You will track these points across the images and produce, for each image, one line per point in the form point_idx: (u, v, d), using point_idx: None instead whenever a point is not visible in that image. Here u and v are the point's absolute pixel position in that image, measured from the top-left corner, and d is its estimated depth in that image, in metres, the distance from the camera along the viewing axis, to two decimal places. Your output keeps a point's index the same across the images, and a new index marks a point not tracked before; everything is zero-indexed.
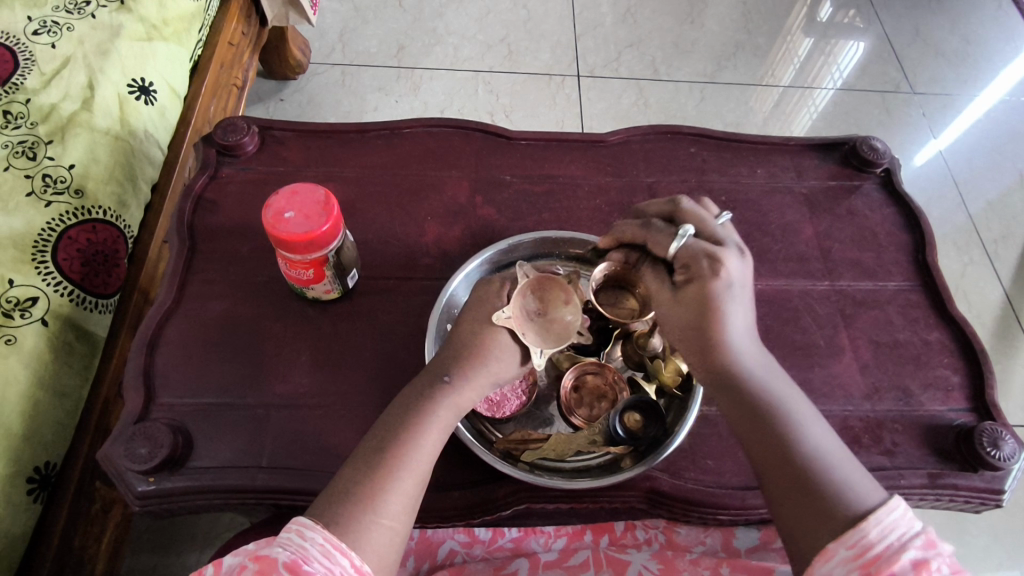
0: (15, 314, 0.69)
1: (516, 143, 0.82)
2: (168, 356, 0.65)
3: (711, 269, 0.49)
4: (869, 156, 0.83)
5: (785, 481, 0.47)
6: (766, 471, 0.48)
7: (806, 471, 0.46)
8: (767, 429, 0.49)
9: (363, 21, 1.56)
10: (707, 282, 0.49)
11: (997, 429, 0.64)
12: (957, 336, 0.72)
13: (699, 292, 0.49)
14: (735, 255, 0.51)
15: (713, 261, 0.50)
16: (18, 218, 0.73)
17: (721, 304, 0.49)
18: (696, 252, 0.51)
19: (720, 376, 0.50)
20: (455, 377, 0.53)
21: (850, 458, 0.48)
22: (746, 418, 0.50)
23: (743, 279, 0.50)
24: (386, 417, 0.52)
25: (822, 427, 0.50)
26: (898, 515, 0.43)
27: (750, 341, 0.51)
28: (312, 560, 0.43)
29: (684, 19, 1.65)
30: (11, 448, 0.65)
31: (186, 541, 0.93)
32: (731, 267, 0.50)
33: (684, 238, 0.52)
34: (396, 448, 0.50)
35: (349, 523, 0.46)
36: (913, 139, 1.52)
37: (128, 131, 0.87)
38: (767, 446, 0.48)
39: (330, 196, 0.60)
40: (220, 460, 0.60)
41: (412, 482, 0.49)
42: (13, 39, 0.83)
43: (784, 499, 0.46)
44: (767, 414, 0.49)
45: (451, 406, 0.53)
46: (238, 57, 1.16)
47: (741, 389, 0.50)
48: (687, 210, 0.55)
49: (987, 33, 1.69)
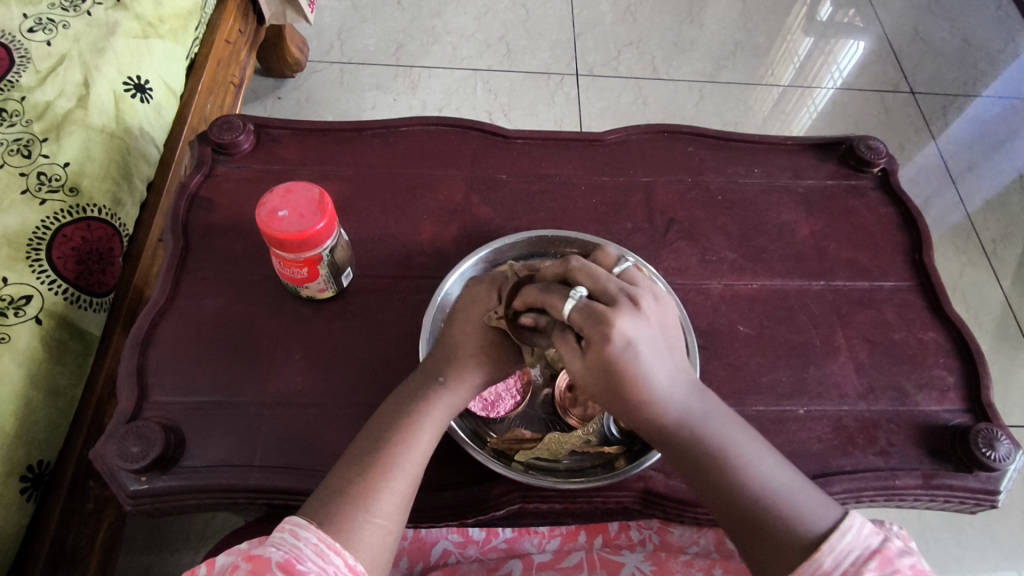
0: (8, 312, 0.68)
1: (513, 142, 0.82)
2: (161, 355, 0.65)
3: (602, 334, 0.44)
4: (866, 156, 0.83)
5: (735, 524, 0.46)
6: (715, 512, 0.47)
7: (755, 509, 0.45)
8: (708, 475, 0.47)
9: (361, 20, 1.56)
10: (603, 346, 0.45)
11: (992, 430, 0.64)
12: (953, 337, 0.72)
13: (601, 358, 0.45)
14: (629, 310, 0.45)
15: (602, 325, 0.44)
16: (11, 216, 0.73)
17: (628, 363, 0.45)
18: (589, 315, 0.45)
19: (656, 426, 0.49)
20: (449, 378, 0.55)
21: (803, 480, 0.48)
22: (687, 467, 0.48)
23: (647, 332, 0.46)
24: (378, 418, 0.53)
25: (770, 455, 0.48)
26: (853, 536, 0.43)
27: (679, 384, 0.49)
28: (306, 559, 0.43)
29: (682, 18, 1.65)
30: (4, 447, 0.64)
31: (180, 540, 0.93)
32: (625, 325, 0.45)
33: (578, 298, 0.47)
34: (390, 447, 0.50)
35: (343, 521, 0.45)
36: (912, 138, 1.52)
37: (124, 129, 0.86)
38: (712, 487, 0.47)
39: (325, 194, 0.60)
40: (212, 459, 0.60)
41: (406, 482, 0.49)
42: (9, 37, 0.83)
43: (738, 538, 0.46)
44: (709, 458, 0.48)
45: (445, 406, 0.54)
46: (235, 55, 1.16)
47: (677, 438, 0.49)
48: (579, 269, 0.49)
49: (986, 32, 1.69)
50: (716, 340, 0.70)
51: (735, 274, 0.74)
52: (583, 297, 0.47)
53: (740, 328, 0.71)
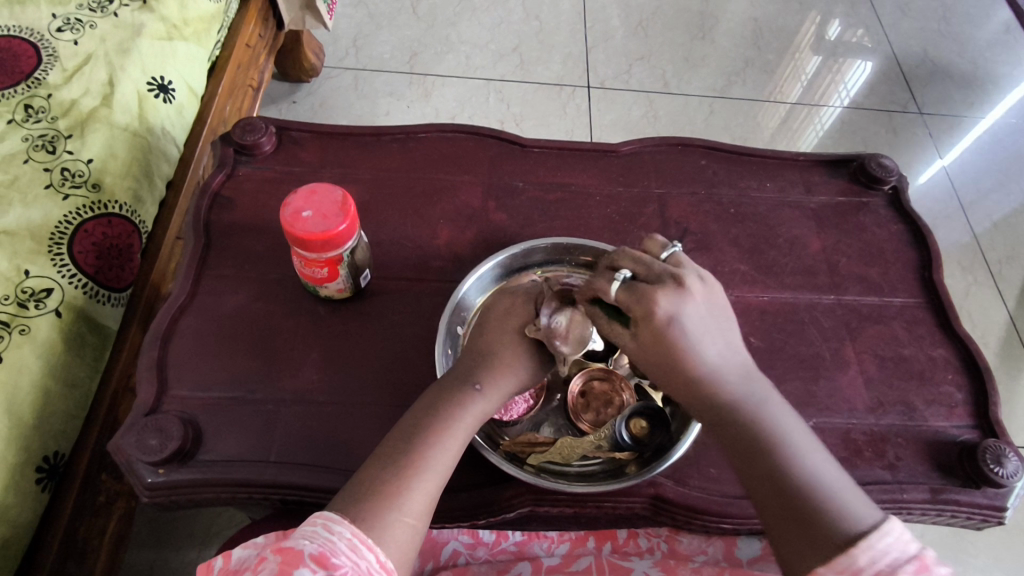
0: (29, 304, 0.69)
1: (529, 150, 0.84)
2: (181, 350, 0.66)
3: (650, 309, 0.48)
4: (877, 173, 0.84)
5: (774, 507, 0.47)
6: (756, 499, 0.48)
7: (794, 498, 0.46)
8: (754, 458, 0.48)
9: (377, 27, 1.58)
10: (652, 320, 0.48)
11: (1000, 447, 0.64)
12: (962, 354, 0.73)
13: (652, 332, 0.48)
14: (677, 291, 0.48)
15: (648, 301, 0.47)
16: (35, 210, 0.74)
17: (678, 339, 0.48)
18: (636, 293, 0.48)
19: (709, 405, 0.50)
20: (484, 383, 0.56)
21: (851, 484, 0.47)
22: (735, 446, 0.50)
23: (697, 311, 0.48)
24: (411, 419, 0.54)
25: (819, 454, 0.49)
26: (892, 539, 0.43)
27: (734, 370, 0.50)
28: (340, 553, 0.43)
29: (694, 34, 1.67)
30: (22, 436, 0.65)
31: (186, 537, 0.93)
32: (672, 301, 0.48)
33: (623, 280, 0.49)
34: (423, 449, 0.51)
35: (374, 518, 0.46)
36: (920, 158, 1.53)
37: (147, 128, 0.88)
38: (755, 471, 0.48)
39: (348, 196, 0.61)
40: (229, 454, 0.61)
41: (434, 483, 0.51)
42: (37, 36, 0.84)
43: (776, 522, 0.46)
44: (755, 441, 0.49)
45: (477, 413, 0.55)
46: (254, 59, 1.18)
47: (730, 415, 0.50)
48: (623, 254, 0.51)
49: (994, 56, 1.71)
50: None
51: (746, 286, 0.75)
52: (628, 279, 0.50)
53: (750, 339, 0.71)
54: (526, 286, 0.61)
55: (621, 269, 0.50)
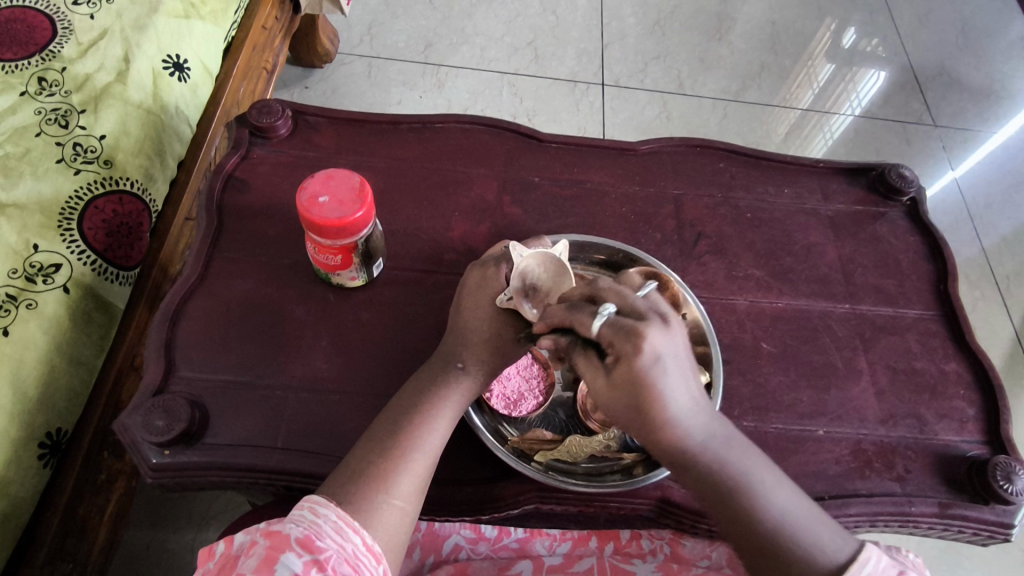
0: (38, 279, 0.68)
1: (546, 145, 0.83)
2: (190, 331, 0.65)
3: (635, 347, 0.46)
4: (897, 184, 0.83)
5: (751, 552, 0.47)
6: (731, 542, 0.49)
7: (769, 540, 0.47)
8: (724, 504, 0.49)
9: (392, 15, 1.57)
10: (637, 361, 0.47)
11: (1010, 464, 0.64)
12: (975, 369, 0.72)
13: (630, 373, 0.47)
14: (659, 327, 0.47)
15: (632, 339, 0.46)
16: (45, 184, 0.73)
17: (653, 380, 0.47)
18: (619, 330, 0.47)
19: (675, 452, 0.50)
20: (467, 363, 0.57)
21: (818, 513, 0.49)
22: (706, 495, 0.50)
23: (675, 349, 0.48)
24: (399, 402, 0.55)
25: (785, 489, 0.49)
26: (870, 568, 0.45)
27: (698, 413, 0.50)
28: (325, 535, 0.43)
29: (711, 36, 1.66)
30: (26, 412, 0.65)
31: (183, 518, 0.93)
32: (656, 340, 0.47)
33: (606, 316, 0.48)
34: (411, 430, 0.52)
35: (362, 502, 0.47)
36: (931, 170, 1.52)
37: (161, 106, 0.87)
38: (726, 514, 0.49)
39: (365, 183, 0.60)
40: (234, 438, 0.60)
41: (424, 464, 0.51)
42: (53, 8, 0.83)
43: (753, 564, 0.47)
44: (725, 487, 0.49)
45: (463, 392, 0.56)
46: (270, 41, 1.17)
47: (695, 461, 0.50)
48: (606, 287, 0.51)
49: (1010, 71, 1.70)
50: (739, 356, 0.70)
51: (761, 291, 0.75)
52: (611, 315, 0.49)
53: (763, 345, 0.71)
54: (493, 254, 0.60)
55: (605, 304, 0.49)
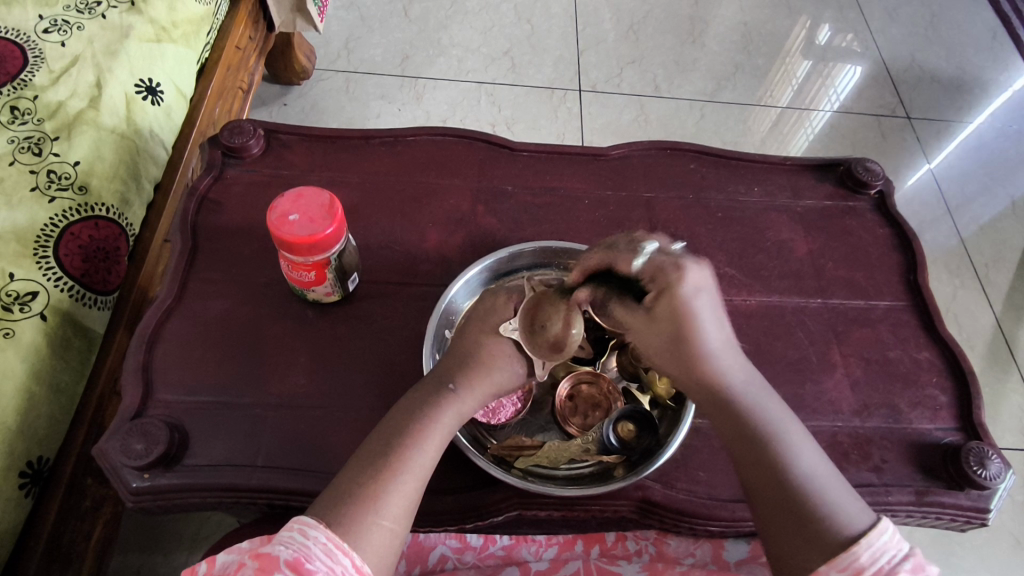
0: (14, 307, 0.69)
1: (519, 154, 0.84)
2: (167, 354, 0.66)
3: (678, 279, 0.49)
4: (864, 178, 0.85)
5: (773, 504, 0.48)
6: (754, 495, 0.50)
7: (793, 493, 0.48)
8: (752, 449, 0.50)
9: (368, 30, 1.58)
10: (676, 294, 0.49)
11: (984, 449, 0.65)
12: (946, 357, 0.74)
13: (671, 306, 0.49)
14: (699, 270, 0.50)
15: (676, 270, 0.49)
16: (20, 213, 0.73)
17: (693, 315, 0.50)
18: (660, 264, 0.50)
19: (708, 392, 0.52)
20: (460, 385, 0.55)
21: (841, 480, 0.50)
22: (734, 438, 0.51)
23: (713, 291, 0.51)
24: (392, 423, 0.53)
25: (811, 446, 0.51)
26: (887, 537, 0.45)
27: (734, 360, 0.52)
28: (315, 559, 0.44)
29: (685, 38, 1.68)
30: (6, 441, 0.65)
31: (173, 541, 0.93)
32: (696, 278, 0.49)
33: (648, 254, 0.51)
34: (402, 453, 0.51)
35: (351, 523, 0.46)
36: (906, 162, 1.55)
37: (134, 130, 0.87)
38: (751, 460, 0.50)
39: (335, 200, 0.61)
40: (214, 459, 0.60)
41: (414, 485, 0.50)
42: (23, 37, 0.83)
43: (775, 518, 0.48)
44: (753, 431, 0.51)
45: (455, 414, 0.55)
46: (245, 61, 1.18)
47: (729, 407, 0.52)
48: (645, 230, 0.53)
49: (982, 62, 1.72)
50: None
51: (734, 290, 0.76)
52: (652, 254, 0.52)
53: (737, 342, 0.72)
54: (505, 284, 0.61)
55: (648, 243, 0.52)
